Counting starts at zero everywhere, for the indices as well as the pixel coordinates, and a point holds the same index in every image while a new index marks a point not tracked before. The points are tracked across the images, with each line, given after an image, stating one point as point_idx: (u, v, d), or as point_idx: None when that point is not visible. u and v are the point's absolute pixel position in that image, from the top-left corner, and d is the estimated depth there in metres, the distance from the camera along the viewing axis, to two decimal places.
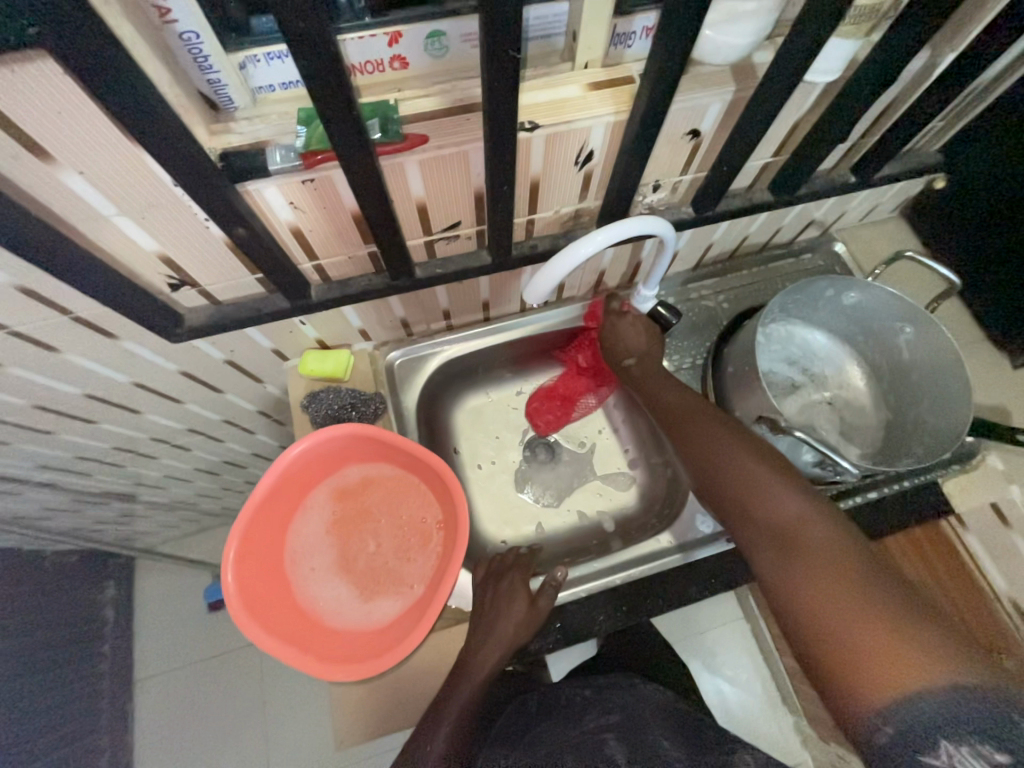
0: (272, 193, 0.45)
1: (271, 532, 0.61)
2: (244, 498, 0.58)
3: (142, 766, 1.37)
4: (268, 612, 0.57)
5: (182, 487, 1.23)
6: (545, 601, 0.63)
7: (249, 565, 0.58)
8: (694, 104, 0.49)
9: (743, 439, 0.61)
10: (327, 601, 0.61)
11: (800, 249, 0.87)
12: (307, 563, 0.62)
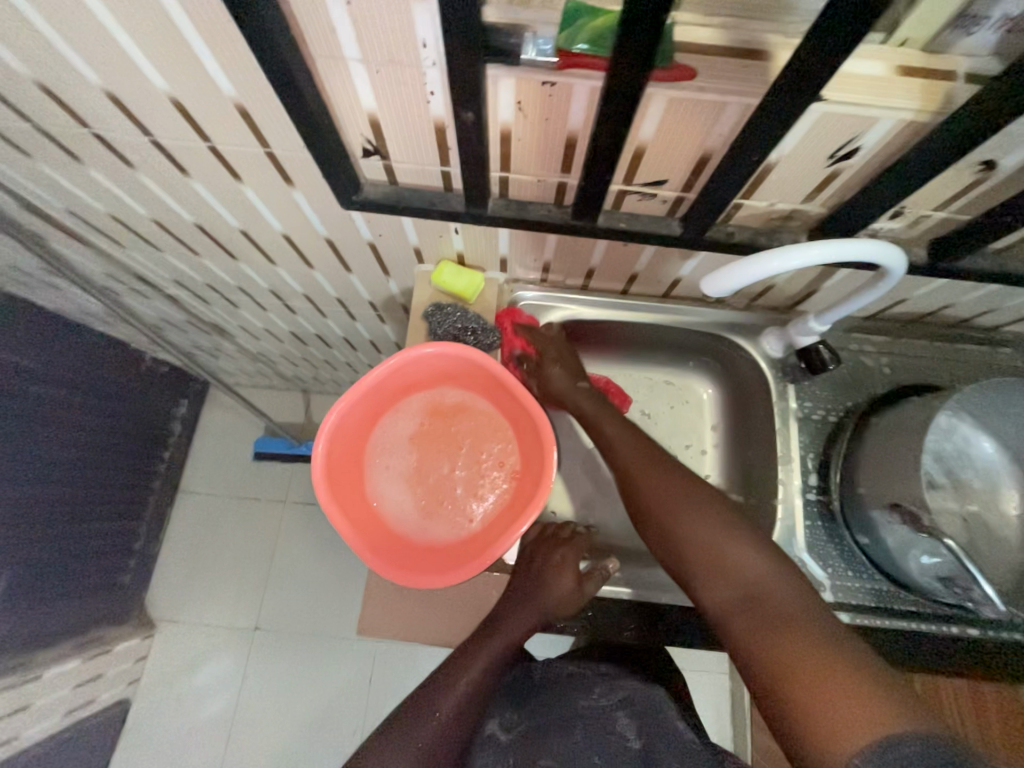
0: (506, 86, 0.42)
1: (363, 419, 0.62)
2: (353, 379, 0.59)
3: (166, 560, 1.57)
4: (340, 491, 0.58)
5: (272, 343, 1.31)
6: (591, 587, 0.64)
7: (337, 443, 0.59)
8: (1018, 130, 0.40)
9: (700, 489, 0.62)
10: (390, 501, 0.62)
11: (1001, 341, 0.75)
12: (382, 460, 0.63)
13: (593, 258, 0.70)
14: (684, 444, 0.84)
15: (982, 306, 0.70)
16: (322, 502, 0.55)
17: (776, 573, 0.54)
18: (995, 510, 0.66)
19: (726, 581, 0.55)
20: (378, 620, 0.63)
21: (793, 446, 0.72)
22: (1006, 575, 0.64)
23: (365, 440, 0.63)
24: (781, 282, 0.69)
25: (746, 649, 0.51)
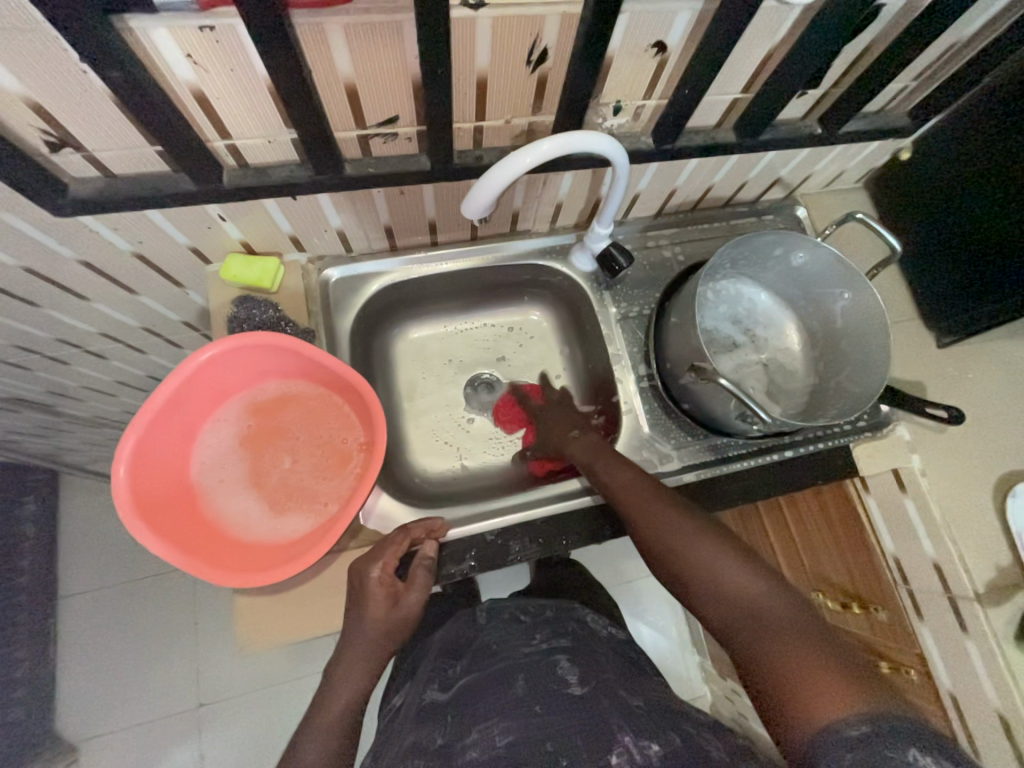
0: (163, 40, 0.38)
1: (172, 441, 0.58)
2: (142, 400, 0.54)
3: (66, 679, 1.37)
4: (164, 517, 0.55)
5: (105, 401, 1.15)
6: (416, 592, 0.61)
7: (146, 469, 0.55)
8: (659, 8, 0.45)
9: (710, 532, 0.59)
10: (232, 513, 0.59)
11: (763, 210, 0.87)
12: (210, 477, 0.60)
13: (383, 216, 0.68)
14: (540, 376, 0.88)
15: (735, 183, 0.80)
16: (137, 537, 0.51)
17: (772, 591, 0.53)
18: (783, 350, 0.78)
19: (720, 595, 0.54)
20: (262, 622, 0.61)
21: (620, 345, 0.78)
22: (801, 400, 0.76)
23: (184, 463, 0.59)
24: (566, 200, 0.73)
25: (756, 664, 0.48)
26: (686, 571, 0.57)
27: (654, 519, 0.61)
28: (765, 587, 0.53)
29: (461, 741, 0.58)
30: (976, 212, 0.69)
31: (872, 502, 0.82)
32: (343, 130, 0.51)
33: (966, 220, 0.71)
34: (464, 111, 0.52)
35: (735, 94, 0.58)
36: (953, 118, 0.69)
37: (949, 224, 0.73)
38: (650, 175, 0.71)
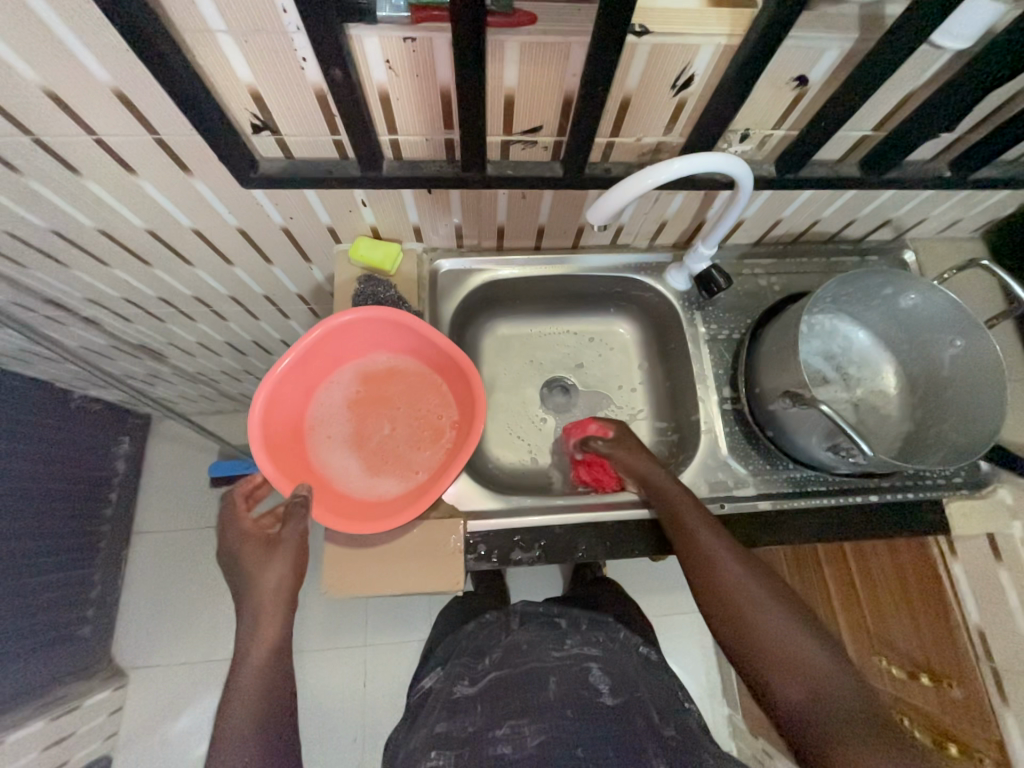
0: (372, 46, 0.45)
1: (297, 392, 0.66)
2: (284, 349, 0.63)
3: (129, 607, 1.49)
4: (282, 456, 0.63)
5: (209, 359, 1.28)
6: (286, 554, 0.60)
7: (275, 414, 0.64)
8: (811, 45, 0.47)
9: (775, 591, 0.60)
10: (335, 467, 0.66)
11: (867, 249, 0.85)
12: (322, 431, 0.67)
13: (500, 216, 0.74)
14: (617, 386, 0.90)
15: (843, 219, 0.80)
16: (263, 468, 0.60)
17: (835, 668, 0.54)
18: (878, 391, 0.76)
19: (787, 668, 0.55)
20: (342, 572, 0.66)
21: (706, 365, 0.79)
22: (893, 445, 0.73)
23: (302, 414, 0.67)
24: (671, 218, 0.76)
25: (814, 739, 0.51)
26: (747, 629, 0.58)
27: (728, 581, 0.61)
28: (834, 666, 0.54)
29: (494, 732, 0.65)
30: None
31: (958, 568, 0.77)
32: (490, 135, 0.57)
33: None
34: (602, 126, 0.56)
35: (866, 132, 0.59)
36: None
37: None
38: (760, 202, 0.73)
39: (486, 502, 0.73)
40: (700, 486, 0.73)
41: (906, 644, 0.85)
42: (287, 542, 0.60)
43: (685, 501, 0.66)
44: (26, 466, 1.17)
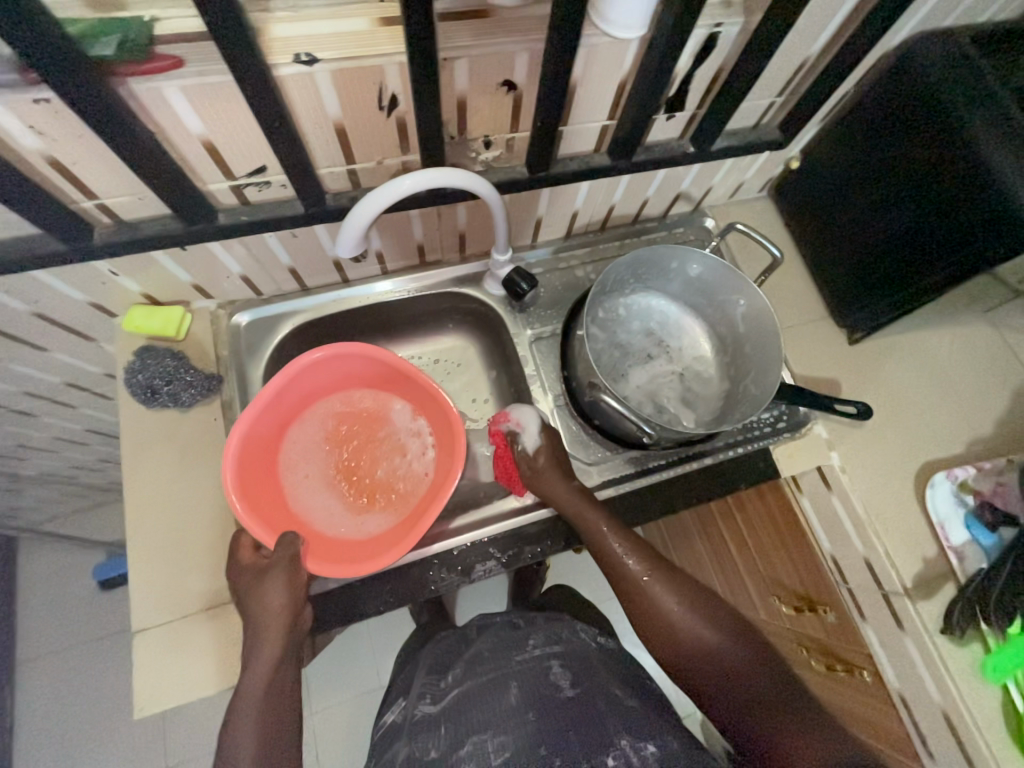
0: (2, 115, 0.40)
1: (270, 435, 0.69)
2: (256, 393, 0.64)
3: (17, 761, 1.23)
4: (261, 502, 0.65)
5: (51, 456, 1.08)
6: (279, 583, 0.57)
7: (250, 458, 0.65)
8: (496, 51, 0.47)
9: (680, 587, 0.63)
10: (320, 506, 0.71)
11: (672, 223, 0.89)
12: (299, 474, 0.72)
13: (283, 258, 0.69)
14: (469, 401, 0.88)
15: (636, 200, 0.82)
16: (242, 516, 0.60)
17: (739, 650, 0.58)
18: (696, 357, 0.79)
19: (696, 655, 0.58)
20: (164, 682, 0.59)
21: (536, 366, 0.79)
22: (715, 406, 0.77)
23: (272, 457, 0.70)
24: (468, 229, 0.75)
25: (739, 722, 0.54)
26: (662, 631, 0.60)
27: (640, 589, 0.63)
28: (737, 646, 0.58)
29: (454, 752, 0.55)
30: (876, 208, 0.70)
31: (807, 503, 0.82)
32: (214, 182, 0.53)
33: (854, 217, 0.74)
34: (332, 156, 0.54)
35: (602, 121, 0.61)
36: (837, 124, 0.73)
37: (856, 225, 0.74)
38: (542, 202, 0.73)
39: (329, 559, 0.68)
40: None
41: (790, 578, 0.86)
42: (276, 565, 0.58)
43: (580, 502, 0.66)
44: None
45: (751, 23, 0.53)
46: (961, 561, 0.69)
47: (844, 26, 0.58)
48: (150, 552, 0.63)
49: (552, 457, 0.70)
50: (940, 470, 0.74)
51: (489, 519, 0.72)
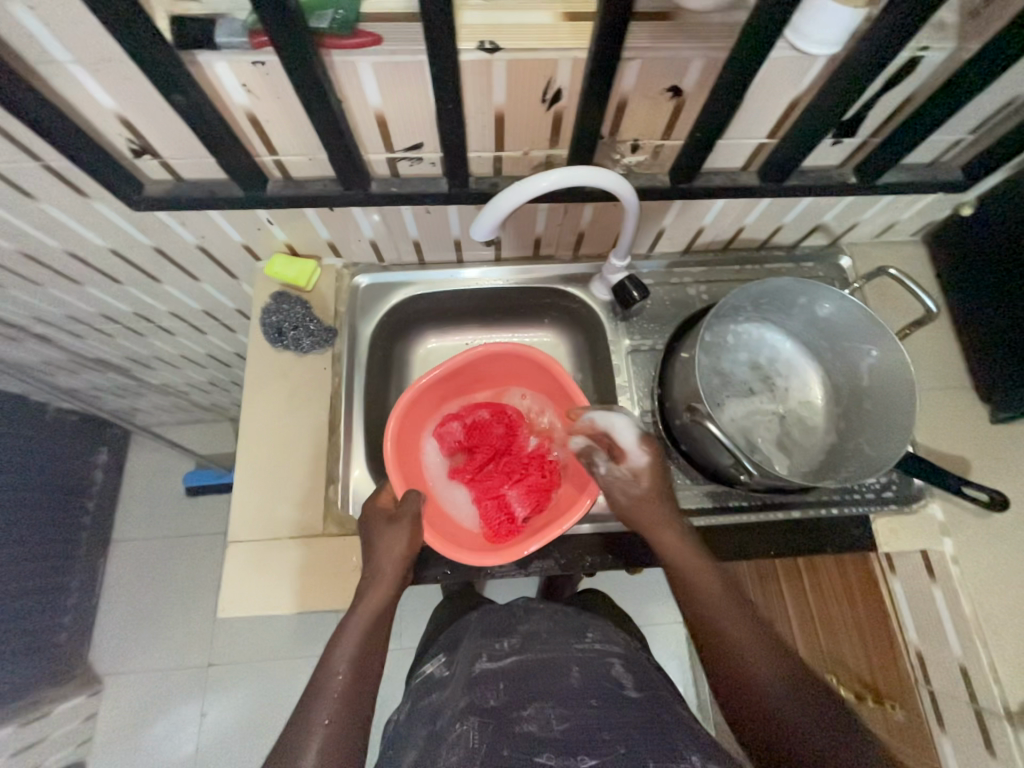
0: (224, 71, 0.45)
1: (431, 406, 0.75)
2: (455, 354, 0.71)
3: (101, 624, 1.41)
4: (404, 442, 0.71)
5: (175, 370, 1.24)
6: (400, 535, 0.62)
7: (420, 399, 0.72)
8: (673, 56, 0.46)
9: (769, 645, 0.54)
10: (442, 484, 0.75)
11: (802, 255, 0.83)
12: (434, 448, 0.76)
13: (411, 231, 0.73)
14: None
15: (769, 226, 0.77)
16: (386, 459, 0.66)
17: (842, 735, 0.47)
18: (803, 402, 0.74)
19: (777, 723, 0.49)
20: (244, 593, 0.65)
21: (628, 378, 0.78)
22: (816, 457, 0.72)
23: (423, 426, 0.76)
24: (588, 230, 0.75)
25: None
26: (739, 685, 0.52)
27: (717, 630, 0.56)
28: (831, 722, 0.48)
29: (517, 711, 0.54)
30: None
31: (898, 587, 0.72)
32: (374, 153, 0.57)
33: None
34: (483, 142, 0.56)
35: (760, 138, 0.57)
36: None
37: None
38: (671, 214, 0.71)
39: None
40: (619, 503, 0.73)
41: (861, 662, 0.78)
42: (401, 521, 0.63)
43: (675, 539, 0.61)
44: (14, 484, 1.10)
45: (965, 50, 0.47)
46: None
47: None
48: (253, 474, 0.70)
49: (654, 483, 0.64)
50: None
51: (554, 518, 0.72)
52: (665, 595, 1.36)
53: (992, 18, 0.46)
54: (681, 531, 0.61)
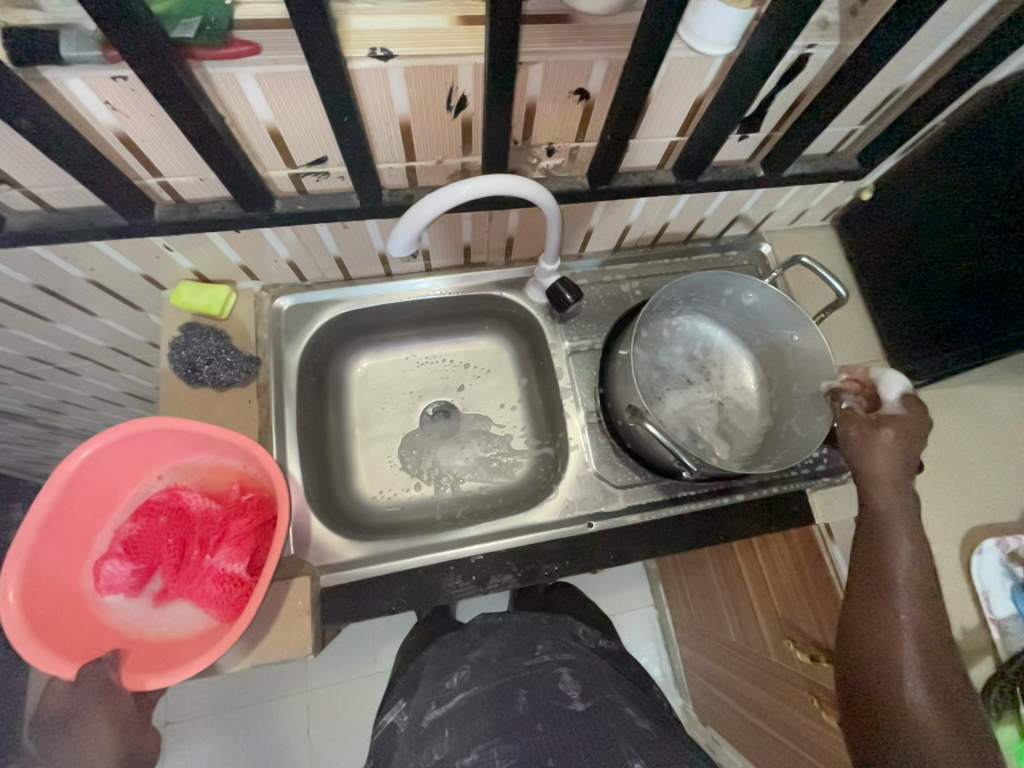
0: (80, 88, 0.40)
1: (69, 560, 0.55)
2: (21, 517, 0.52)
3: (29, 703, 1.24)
4: (59, 628, 0.52)
5: (89, 413, 1.11)
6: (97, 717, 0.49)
7: (42, 566, 0.53)
8: (574, 59, 0.46)
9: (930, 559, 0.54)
10: (174, 618, 0.58)
11: (726, 245, 0.86)
12: (128, 590, 0.57)
13: (331, 247, 0.69)
14: (498, 405, 0.87)
15: (692, 219, 0.79)
16: (38, 662, 0.49)
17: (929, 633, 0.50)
18: (739, 387, 0.76)
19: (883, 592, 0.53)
20: None
21: (570, 379, 0.78)
22: (753, 441, 0.74)
23: (80, 583, 0.56)
24: (516, 234, 0.74)
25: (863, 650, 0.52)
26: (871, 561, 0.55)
27: (881, 616, 0.52)
28: (918, 623, 0.51)
29: (460, 760, 0.52)
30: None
31: (838, 552, 0.73)
32: (274, 169, 0.53)
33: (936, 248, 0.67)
34: (393, 152, 0.53)
35: (672, 137, 0.58)
36: (925, 156, 0.67)
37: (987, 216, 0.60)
38: (596, 214, 0.71)
39: (347, 552, 0.68)
40: (570, 506, 0.72)
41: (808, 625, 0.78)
42: (83, 706, 0.49)
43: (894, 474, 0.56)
44: None
45: (847, 48, 0.50)
46: (1004, 635, 0.62)
47: (947, 56, 0.54)
48: None
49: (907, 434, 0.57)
50: (989, 539, 0.67)
51: (507, 530, 0.71)
52: (635, 582, 1.38)
53: (867, 18, 0.48)
54: (899, 447, 0.57)
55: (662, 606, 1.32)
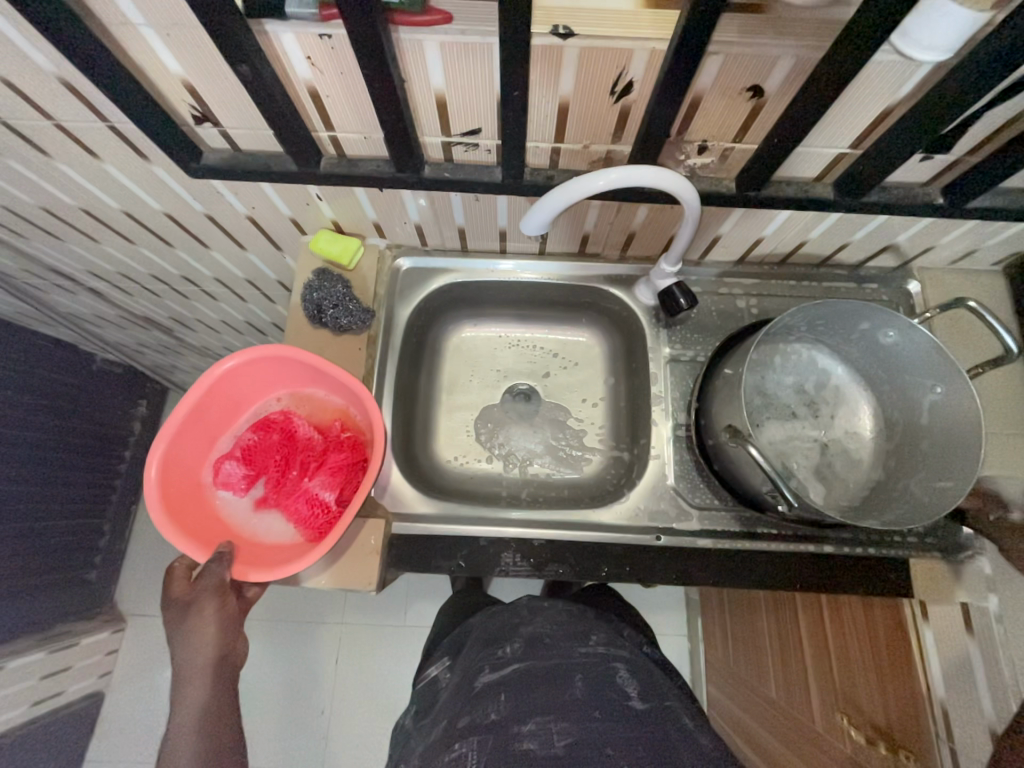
0: (290, 42, 0.44)
1: (198, 453, 0.64)
2: (171, 407, 0.61)
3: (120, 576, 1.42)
4: (182, 508, 0.61)
5: (213, 335, 1.26)
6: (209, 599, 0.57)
7: (179, 453, 0.62)
8: (759, 53, 0.43)
9: None
10: (267, 525, 0.65)
11: (865, 277, 0.78)
12: (236, 491, 0.65)
13: (458, 217, 0.72)
14: (580, 400, 0.87)
15: (834, 242, 0.72)
16: (165, 533, 0.58)
17: None
18: (852, 432, 0.70)
19: None
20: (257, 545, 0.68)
21: (664, 387, 0.76)
22: (856, 493, 0.68)
23: (203, 475, 0.64)
24: (640, 230, 0.72)
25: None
26: None
27: None
28: None
29: (517, 726, 0.56)
30: None
31: (929, 636, 0.65)
32: (430, 136, 0.55)
33: None
34: (544, 131, 0.54)
35: (841, 148, 0.53)
36: None
37: None
38: (731, 221, 0.67)
39: (418, 504, 0.72)
40: (640, 515, 0.71)
41: (872, 704, 0.70)
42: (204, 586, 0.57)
43: None
44: (54, 426, 1.08)
45: None
46: None
47: None
48: None
49: None
50: None
51: (573, 522, 0.71)
52: (674, 608, 1.33)
53: None
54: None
55: (697, 639, 1.27)
